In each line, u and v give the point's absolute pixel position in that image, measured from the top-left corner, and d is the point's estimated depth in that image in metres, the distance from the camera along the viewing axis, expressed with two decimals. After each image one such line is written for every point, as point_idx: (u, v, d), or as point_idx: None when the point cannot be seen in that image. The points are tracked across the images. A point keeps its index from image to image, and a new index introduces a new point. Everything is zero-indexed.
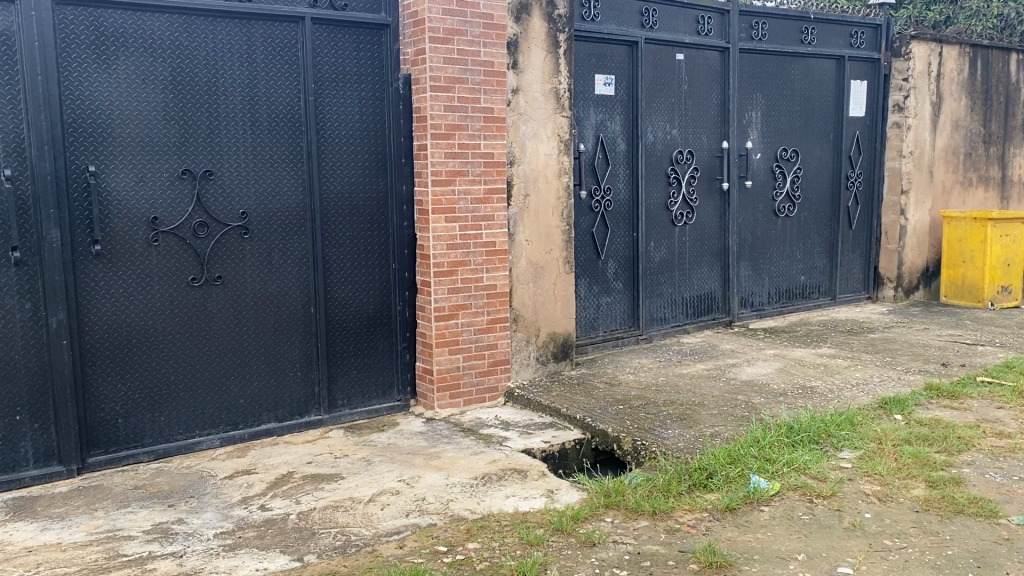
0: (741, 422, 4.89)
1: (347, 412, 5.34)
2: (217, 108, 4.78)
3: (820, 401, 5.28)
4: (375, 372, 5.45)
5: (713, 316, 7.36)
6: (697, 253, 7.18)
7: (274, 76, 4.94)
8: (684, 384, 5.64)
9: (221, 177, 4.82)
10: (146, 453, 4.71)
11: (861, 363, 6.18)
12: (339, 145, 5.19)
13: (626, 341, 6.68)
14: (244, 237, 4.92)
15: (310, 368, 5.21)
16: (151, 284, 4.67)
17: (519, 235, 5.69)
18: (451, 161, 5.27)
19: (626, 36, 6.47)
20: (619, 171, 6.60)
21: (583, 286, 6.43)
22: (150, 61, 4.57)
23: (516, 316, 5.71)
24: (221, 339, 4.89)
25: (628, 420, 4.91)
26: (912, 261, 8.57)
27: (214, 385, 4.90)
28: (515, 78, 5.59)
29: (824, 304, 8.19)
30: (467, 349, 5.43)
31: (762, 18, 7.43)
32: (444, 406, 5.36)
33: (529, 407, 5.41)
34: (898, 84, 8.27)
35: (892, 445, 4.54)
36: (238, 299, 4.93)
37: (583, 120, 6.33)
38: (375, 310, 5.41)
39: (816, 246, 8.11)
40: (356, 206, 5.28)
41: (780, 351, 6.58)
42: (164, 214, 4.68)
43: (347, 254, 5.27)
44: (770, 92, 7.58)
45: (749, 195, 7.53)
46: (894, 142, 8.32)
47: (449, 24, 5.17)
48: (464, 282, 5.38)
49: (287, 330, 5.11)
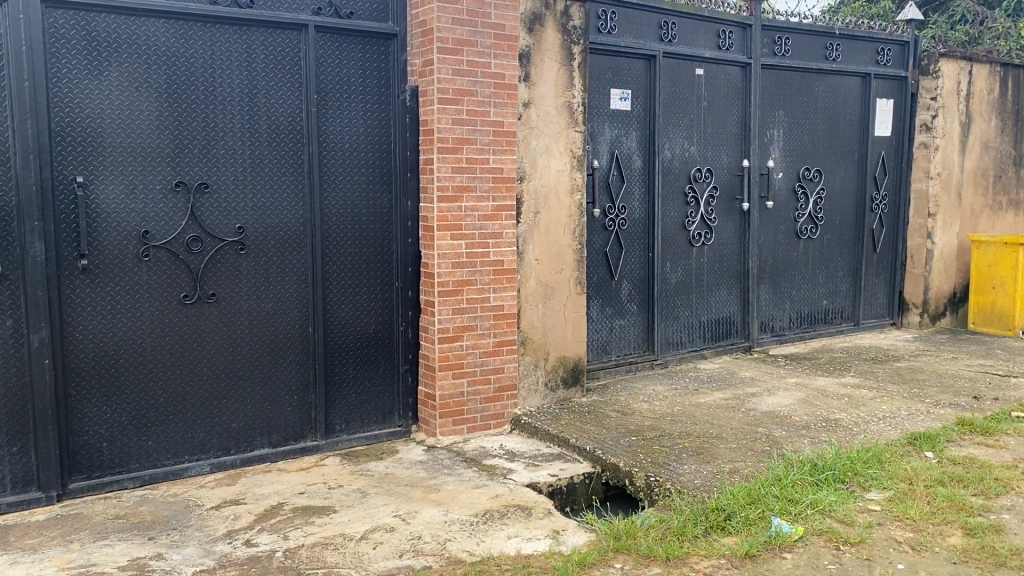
0: (762, 458, 4.59)
1: (344, 438, 5.09)
2: (214, 118, 4.57)
3: (846, 435, 4.98)
4: (375, 396, 5.20)
5: (731, 341, 7.07)
6: (715, 274, 6.90)
7: (275, 86, 4.72)
8: (701, 415, 5.35)
9: (216, 190, 4.60)
10: (131, 479, 4.47)
11: (888, 395, 5.87)
12: (342, 158, 4.96)
13: (640, 366, 6.40)
14: (240, 253, 4.69)
15: (307, 391, 4.96)
16: (141, 301, 4.45)
17: (528, 254, 5.43)
18: (458, 176, 5.03)
19: (644, 50, 6.23)
20: (635, 189, 6.35)
21: (595, 307, 6.16)
22: (144, 68, 4.36)
23: (524, 339, 5.44)
24: (213, 360, 4.66)
25: (641, 454, 4.62)
26: (939, 286, 8.25)
27: (205, 409, 4.65)
28: (526, 91, 5.35)
29: (846, 329, 7.87)
30: (472, 373, 5.18)
31: (785, 33, 7.17)
32: (447, 433, 5.10)
33: (537, 436, 5.14)
34: (926, 103, 7.98)
35: (924, 487, 4.25)
36: (231, 318, 4.70)
37: (598, 135, 6.09)
38: (376, 331, 5.17)
39: (839, 268, 7.81)
40: (358, 222, 5.04)
41: (803, 379, 6.27)
42: (156, 228, 4.46)
43: (348, 273, 5.04)
44: (792, 109, 7.31)
45: (770, 216, 7.24)
46: (921, 163, 8.02)
47: (458, 33, 4.94)
48: (470, 303, 5.13)
49: (283, 352, 4.86)
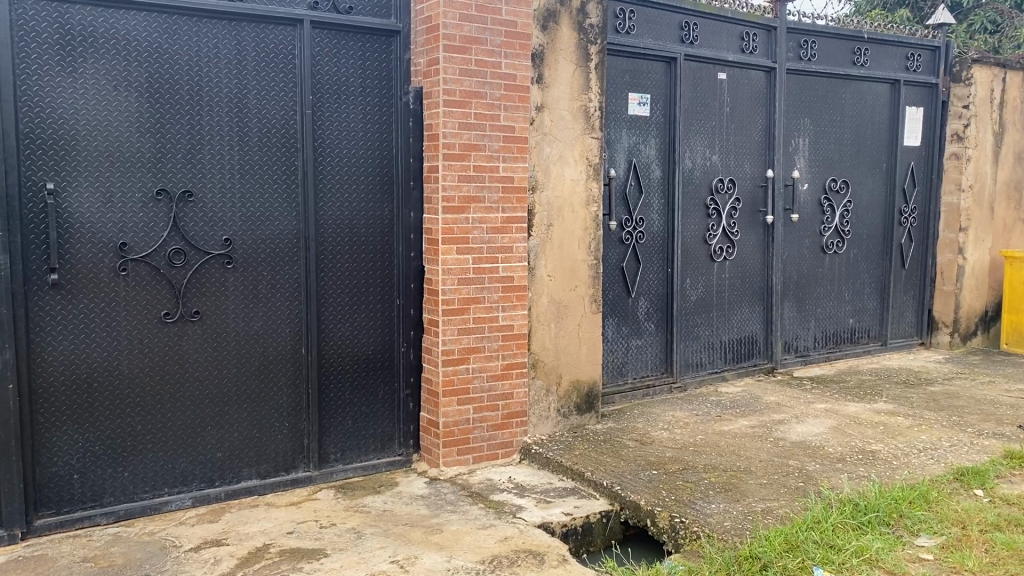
0: (796, 497, 4.17)
1: (339, 468, 4.69)
2: (199, 120, 4.20)
3: (886, 470, 4.56)
4: (373, 423, 4.80)
5: (754, 362, 6.66)
6: (737, 291, 6.50)
7: (267, 85, 4.35)
8: (726, 445, 4.94)
9: (202, 197, 4.23)
10: (104, 514, 4.08)
11: (926, 423, 5.44)
12: (339, 165, 4.58)
13: (658, 389, 5.99)
14: (227, 268, 4.31)
15: (299, 417, 4.56)
16: (117, 320, 4.07)
17: (540, 270, 5.04)
18: (464, 185, 4.65)
19: (664, 52, 5.85)
20: (653, 201, 5.96)
21: (610, 326, 5.77)
22: (123, 65, 4.00)
23: (535, 361, 5.04)
24: (197, 383, 4.28)
25: (664, 491, 4.21)
26: (970, 304, 7.82)
27: (187, 437, 4.27)
28: (540, 94, 4.96)
29: (874, 349, 7.46)
30: (479, 399, 4.77)
31: (811, 36, 6.78)
32: (450, 464, 4.69)
33: (548, 467, 4.73)
34: (957, 112, 7.57)
35: (979, 532, 3.83)
36: (217, 338, 4.31)
37: (614, 142, 5.71)
38: (375, 352, 4.77)
39: (866, 285, 7.40)
40: (357, 234, 4.65)
41: (832, 405, 5.85)
42: (134, 240, 4.08)
43: (345, 288, 4.65)
44: (819, 117, 6.92)
45: (794, 229, 6.84)
46: (952, 175, 7.60)
47: (466, 31, 4.57)
48: (477, 322, 4.74)
49: (274, 375, 4.48)
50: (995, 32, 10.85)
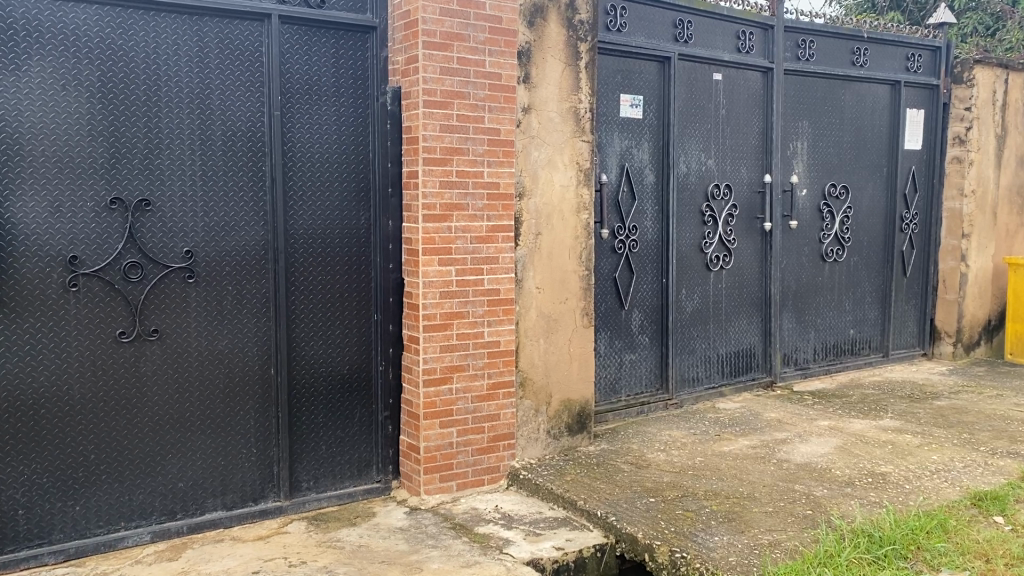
0: (805, 526, 3.86)
1: (312, 497, 4.36)
2: (157, 122, 3.87)
3: (898, 496, 4.26)
4: (349, 448, 4.47)
5: (752, 376, 6.36)
6: (734, 302, 6.20)
7: (232, 85, 4.02)
8: (726, 467, 4.63)
9: (160, 206, 3.90)
10: (52, 553, 3.73)
11: (936, 442, 5.14)
12: (311, 171, 4.25)
13: (653, 407, 5.68)
14: (188, 283, 3.98)
15: (268, 443, 4.23)
16: (67, 340, 3.73)
17: (528, 282, 4.72)
18: (447, 192, 4.33)
19: (657, 51, 5.56)
20: (647, 208, 5.66)
21: (603, 340, 5.46)
22: (72, 62, 3.66)
23: (523, 380, 4.72)
24: (156, 408, 3.94)
25: (663, 522, 3.89)
26: (973, 313, 7.55)
27: (145, 466, 3.94)
28: (526, 94, 4.65)
29: (875, 361, 7.18)
30: (463, 422, 4.45)
31: (809, 35, 6.51)
32: (432, 492, 4.37)
33: (538, 495, 4.40)
34: (959, 114, 7.31)
35: (1004, 566, 3.53)
36: (178, 359, 3.98)
37: (606, 146, 5.41)
38: (351, 372, 4.44)
39: (867, 294, 7.12)
40: (330, 245, 4.32)
41: (836, 422, 5.55)
42: (86, 253, 3.74)
43: (317, 303, 4.32)
44: (817, 120, 6.65)
45: (793, 236, 6.56)
46: (954, 179, 7.34)
47: (447, 27, 4.26)
48: (461, 338, 4.42)
49: (240, 397, 4.14)
50: (992, 34, 10.61)
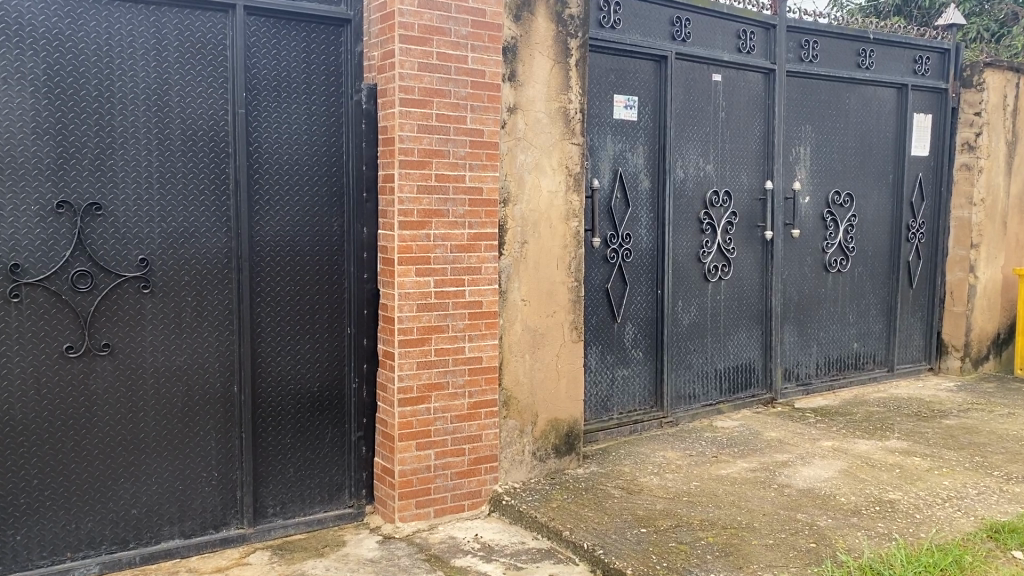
0: (809, 562, 3.55)
1: (278, 524, 4.06)
2: (109, 119, 3.57)
3: (909, 527, 3.95)
4: (319, 471, 4.17)
5: (752, 393, 6.06)
6: (732, 314, 5.90)
7: (192, 80, 3.73)
8: (724, 493, 4.33)
9: (113, 210, 3.60)
10: None
11: (946, 466, 4.84)
12: (278, 173, 3.96)
13: (646, 425, 5.38)
14: (144, 293, 3.69)
15: (230, 466, 3.93)
16: (8, 356, 3.42)
17: (513, 293, 4.42)
18: (425, 198, 4.04)
19: (652, 50, 5.27)
20: (641, 215, 5.36)
21: (594, 355, 5.17)
22: (15, 53, 3.36)
23: (507, 398, 4.42)
24: (107, 428, 3.64)
25: (654, 556, 3.59)
26: (982, 326, 7.25)
27: (95, 491, 3.64)
28: (512, 94, 4.36)
29: (879, 376, 6.88)
30: (441, 443, 4.15)
31: (813, 35, 6.23)
32: (407, 519, 4.08)
33: (521, 523, 4.10)
34: (968, 119, 7.02)
35: None
36: (131, 375, 3.68)
37: (598, 150, 5.12)
38: (321, 389, 4.14)
39: (872, 306, 6.82)
40: (299, 252, 4.03)
41: (840, 443, 5.25)
42: (29, 261, 3.44)
43: (285, 316, 4.02)
44: (820, 124, 6.35)
45: (795, 246, 6.27)
46: (963, 187, 7.05)
47: (426, 20, 3.97)
48: (440, 354, 4.12)
49: (199, 417, 3.85)
50: (997, 41, 10.29)
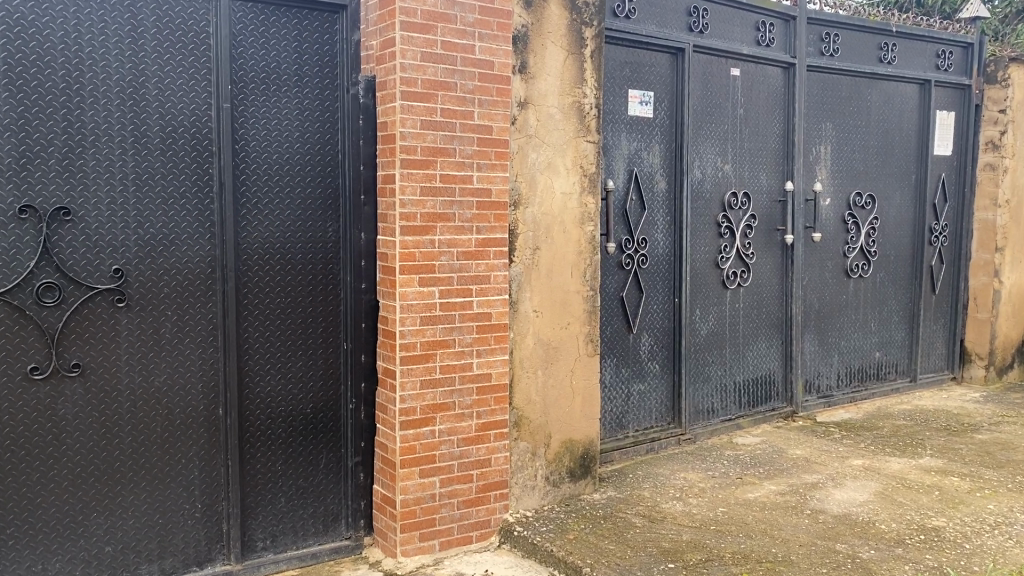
0: None
1: (268, 559, 3.69)
2: (79, 114, 3.20)
3: (959, 559, 3.62)
4: (314, 500, 3.81)
5: (772, 406, 5.71)
6: (752, 323, 5.56)
7: (172, 72, 3.37)
8: (755, 521, 3.98)
9: (83, 215, 3.23)
10: None
11: (989, 487, 4.50)
12: (267, 174, 3.60)
13: (664, 443, 5.03)
14: (119, 308, 3.32)
15: (215, 496, 3.57)
16: None
17: (524, 304, 4.07)
18: (429, 201, 3.69)
19: (669, 42, 4.93)
20: (657, 218, 5.02)
21: (608, 369, 4.83)
22: None
23: (518, 418, 4.07)
24: (77, 457, 3.27)
25: None
26: (1007, 333, 6.92)
27: (64, 527, 3.26)
28: (522, 87, 4.01)
29: (902, 386, 6.55)
30: (447, 469, 3.79)
31: (834, 28, 5.89)
32: (410, 553, 3.72)
33: (535, 556, 3.75)
34: (992, 117, 6.70)
35: None
36: (105, 399, 3.31)
37: (612, 148, 4.78)
38: (315, 411, 3.78)
39: (894, 314, 6.49)
40: (289, 261, 3.67)
41: (871, 462, 4.91)
42: None
43: (274, 331, 3.66)
44: (841, 121, 6.03)
45: (815, 250, 5.93)
46: (987, 188, 6.73)
47: (430, 6, 3.62)
48: (445, 372, 3.76)
49: (180, 443, 3.48)
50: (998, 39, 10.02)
